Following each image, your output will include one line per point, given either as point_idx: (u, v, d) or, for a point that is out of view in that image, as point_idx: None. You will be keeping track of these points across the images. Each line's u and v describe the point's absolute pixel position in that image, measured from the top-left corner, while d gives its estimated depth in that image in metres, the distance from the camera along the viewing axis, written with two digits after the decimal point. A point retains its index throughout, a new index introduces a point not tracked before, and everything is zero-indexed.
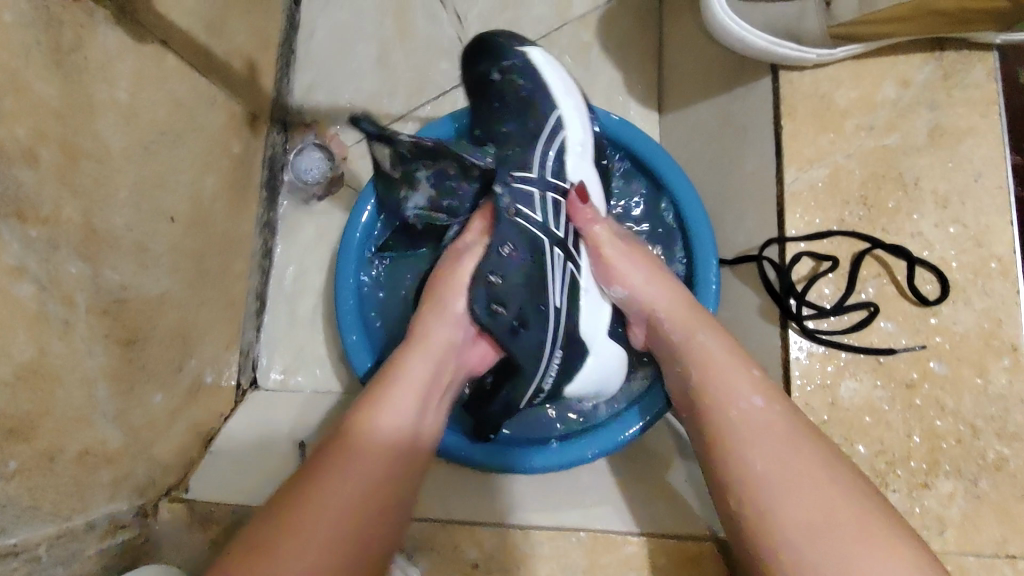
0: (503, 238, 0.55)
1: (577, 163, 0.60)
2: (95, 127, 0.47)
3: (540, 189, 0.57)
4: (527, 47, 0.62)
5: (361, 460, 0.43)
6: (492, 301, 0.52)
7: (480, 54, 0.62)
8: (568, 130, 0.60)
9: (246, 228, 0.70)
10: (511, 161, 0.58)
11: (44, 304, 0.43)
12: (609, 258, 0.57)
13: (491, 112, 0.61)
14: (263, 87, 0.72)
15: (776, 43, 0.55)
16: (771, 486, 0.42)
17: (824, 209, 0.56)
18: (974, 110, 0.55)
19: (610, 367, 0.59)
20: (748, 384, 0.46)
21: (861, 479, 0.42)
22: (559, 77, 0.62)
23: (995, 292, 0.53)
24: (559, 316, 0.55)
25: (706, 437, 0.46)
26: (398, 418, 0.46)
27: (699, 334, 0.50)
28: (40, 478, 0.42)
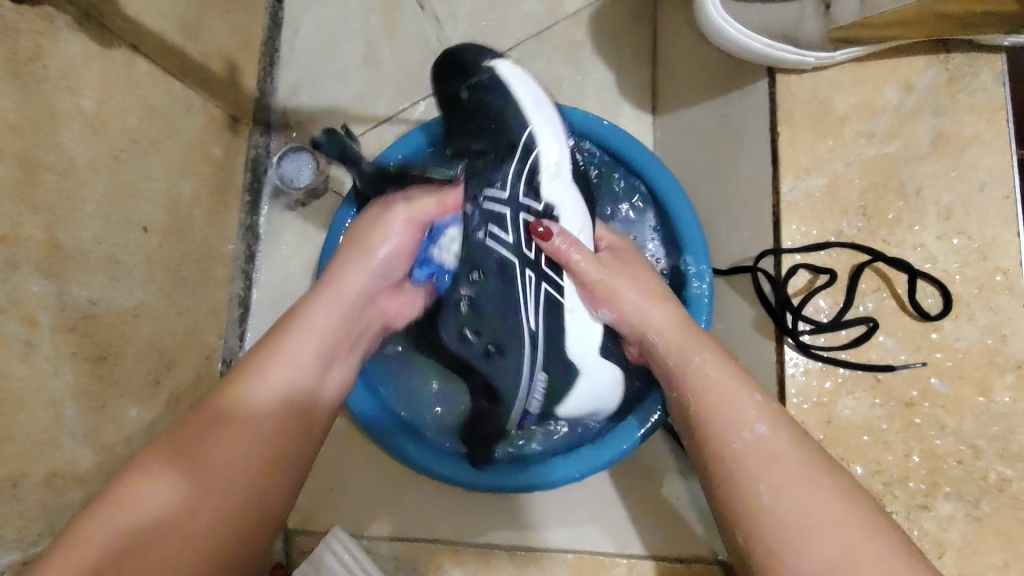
0: (475, 261, 0.54)
1: (554, 185, 0.55)
2: (58, 138, 0.45)
3: (512, 210, 0.54)
4: (495, 60, 0.57)
5: (236, 420, 0.42)
6: (464, 327, 0.55)
7: (444, 70, 0.57)
8: (541, 148, 0.55)
9: (227, 234, 0.68)
10: (483, 174, 0.55)
11: (4, 325, 0.41)
12: (594, 284, 0.53)
13: (465, 129, 0.57)
14: (244, 88, 0.70)
15: (774, 46, 0.53)
16: (787, 526, 0.39)
17: (821, 219, 0.53)
18: (980, 115, 0.53)
19: (605, 392, 0.55)
20: (752, 409, 0.44)
21: (880, 516, 0.40)
22: (529, 89, 0.56)
23: (999, 306, 0.51)
24: (536, 337, 0.52)
25: (712, 469, 0.44)
26: (291, 375, 0.44)
27: (696, 358, 0.48)
28: (2, 504, 0.41)
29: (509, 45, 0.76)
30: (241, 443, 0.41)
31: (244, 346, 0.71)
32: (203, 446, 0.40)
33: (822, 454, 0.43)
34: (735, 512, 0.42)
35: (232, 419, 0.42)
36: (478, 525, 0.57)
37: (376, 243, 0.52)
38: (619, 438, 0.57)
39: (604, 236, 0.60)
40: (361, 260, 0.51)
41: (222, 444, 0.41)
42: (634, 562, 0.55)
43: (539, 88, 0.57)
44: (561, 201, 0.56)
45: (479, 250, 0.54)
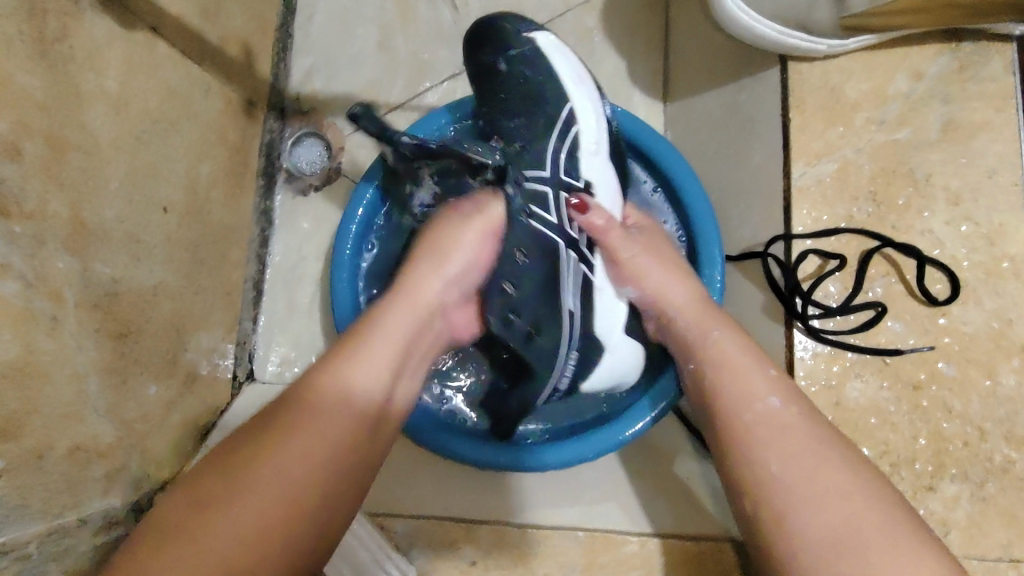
0: (516, 244, 0.53)
1: (591, 162, 0.59)
2: (82, 118, 0.46)
3: (552, 189, 0.57)
4: (533, 32, 0.60)
5: (322, 419, 0.39)
6: (507, 311, 0.53)
7: (479, 43, 0.60)
8: (581, 125, 0.59)
9: (242, 217, 0.69)
10: (523, 159, 0.57)
11: (31, 300, 0.42)
12: (623, 261, 0.56)
13: (497, 106, 0.60)
14: (260, 73, 0.70)
15: (786, 33, 0.53)
16: (789, 492, 0.40)
17: (831, 205, 0.54)
18: (990, 104, 0.54)
19: (628, 367, 0.58)
20: (764, 384, 0.45)
21: (886, 488, 0.41)
22: (568, 62, 0.60)
23: (1006, 291, 0.52)
24: (574, 319, 0.54)
25: (719, 441, 0.45)
26: (368, 378, 0.42)
27: (716, 332, 0.49)
28: (29, 476, 0.42)
29: None
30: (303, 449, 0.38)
31: (258, 327, 0.72)
32: (263, 457, 0.37)
33: (834, 431, 0.43)
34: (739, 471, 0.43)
35: (314, 415, 0.39)
36: (490, 504, 0.57)
37: (453, 245, 0.51)
38: (634, 418, 0.58)
39: (631, 215, 0.62)
40: (437, 262, 0.49)
41: (296, 443, 0.38)
42: (645, 540, 0.55)
43: (580, 63, 0.61)
44: (597, 177, 0.59)
45: (523, 236, 0.53)
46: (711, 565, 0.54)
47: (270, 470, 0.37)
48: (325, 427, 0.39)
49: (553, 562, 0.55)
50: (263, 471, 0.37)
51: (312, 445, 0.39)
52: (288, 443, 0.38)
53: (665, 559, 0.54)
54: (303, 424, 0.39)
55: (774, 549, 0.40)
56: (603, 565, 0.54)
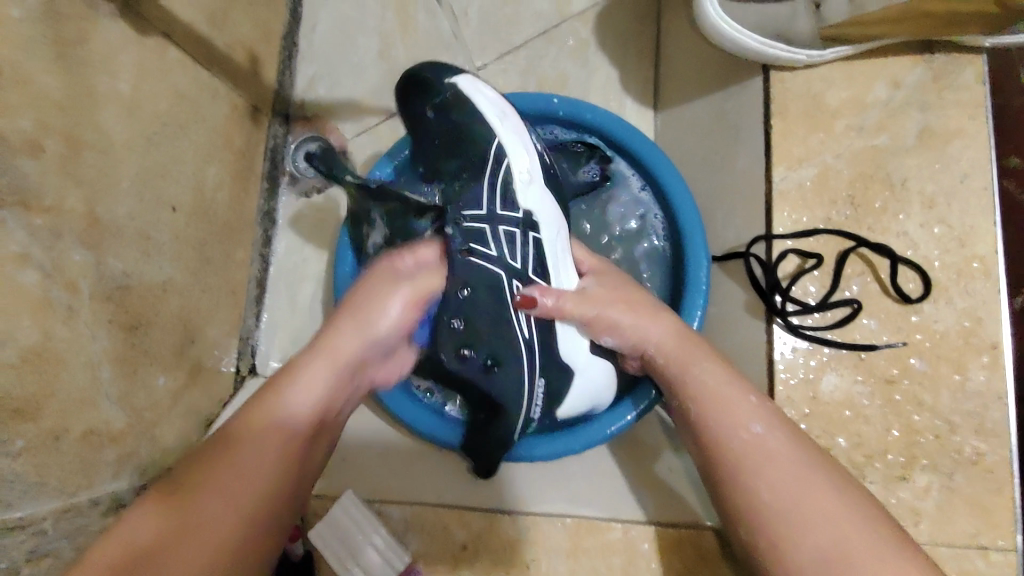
0: (460, 280, 0.53)
1: (528, 193, 0.57)
2: (98, 118, 0.49)
3: (491, 224, 0.55)
4: (456, 76, 0.56)
5: (266, 439, 0.44)
6: (459, 345, 0.53)
7: (409, 93, 0.56)
8: (513, 159, 0.56)
9: (247, 217, 0.72)
10: (461, 199, 0.55)
11: (48, 290, 0.44)
12: (591, 319, 0.55)
13: (437, 149, 0.57)
14: (266, 79, 0.73)
15: (767, 44, 0.56)
16: (782, 515, 0.44)
17: (810, 207, 0.57)
18: (963, 112, 0.56)
19: (601, 384, 0.60)
20: (749, 411, 0.48)
21: (866, 498, 0.44)
22: (490, 101, 0.56)
23: (977, 290, 0.54)
24: (531, 346, 0.54)
25: (710, 469, 0.48)
26: (303, 402, 0.47)
27: (695, 368, 0.51)
28: (46, 455, 0.45)
29: (518, 42, 0.79)
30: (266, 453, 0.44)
31: (261, 322, 0.75)
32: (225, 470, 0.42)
33: (816, 450, 0.46)
34: (736, 507, 0.46)
35: (263, 437, 0.44)
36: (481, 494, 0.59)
37: (378, 312, 0.52)
38: (613, 417, 0.61)
39: (586, 260, 0.62)
40: (363, 324, 0.51)
41: (251, 458, 0.43)
42: (630, 527, 0.55)
43: (502, 99, 0.58)
44: (538, 208, 0.57)
45: (471, 274, 0.53)
46: (689, 552, 0.54)
47: (236, 475, 0.43)
48: (275, 444, 0.45)
49: (539, 545, 0.56)
50: (221, 479, 0.42)
51: (272, 451, 0.44)
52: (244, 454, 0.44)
53: (648, 545, 0.54)
54: (252, 443, 0.44)
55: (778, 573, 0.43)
56: (587, 550, 0.55)
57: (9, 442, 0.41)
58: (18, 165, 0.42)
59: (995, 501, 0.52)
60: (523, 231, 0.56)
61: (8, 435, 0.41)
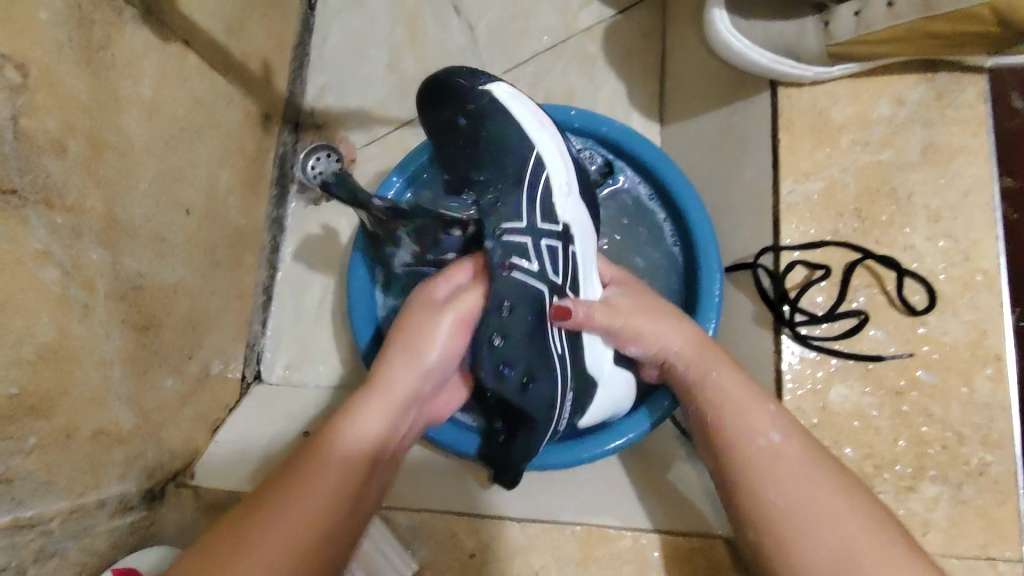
0: (501, 294, 0.52)
1: (568, 203, 0.58)
2: (120, 121, 0.49)
3: (532, 237, 0.55)
4: (489, 84, 0.58)
5: (335, 462, 0.46)
6: (498, 363, 0.51)
7: (440, 98, 0.57)
8: (551, 168, 0.57)
9: (258, 223, 0.72)
10: (499, 211, 0.55)
11: (67, 288, 0.45)
12: (619, 330, 0.55)
13: (461, 158, 0.58)
14: (278, 88, 0.74)
15: (776, 61, 0.57)
16: (796, 520, 0.44)
17: (818, 220, 0.58)
18: (966, 129, 0.58)
19: (618, 395, 0.62)
20: (765, 419, 0.48)
21: (883, 511, 0.44)
22: (530, 112, 0.58)
23: (981, 303, 0.55)
24: (563, 359, 0.55)
25: (724, 474, 0.49)
26: (367, 431, 0.48)
27: (712, 373, 0.52)
28: (55, 455, 0.45)
29: (526, 56, 0.81)
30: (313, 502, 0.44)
31: (266, 331, 0.75)
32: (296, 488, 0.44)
33: (832, 460, 0.46)
34: (745, 506, 0.46)
35: (332, 458, 0.46)
36: (488, 501, 0.58)
37: (427, 343, 0.51)
38: (621, 431, 0.62)
39: (606, 270, 0.62)
40: (411, 360, 0.51)
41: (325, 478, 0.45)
42: (640, 535, 0.54)
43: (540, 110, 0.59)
44: (576, 218, 0.58)
45: (507, 288, 0.52)
46: (703, 562, 0.52)
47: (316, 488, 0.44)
48: (341, 472, 0.46)
49: (548, 554, 0.54)
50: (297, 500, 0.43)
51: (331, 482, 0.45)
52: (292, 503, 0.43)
53: (661, 553, 0.53)
54: (319, 469, 0.45)
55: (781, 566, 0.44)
56: (599, 559, 0.53)
57: (20, 440, 0.42)
58: (43, 163, 0.43)
59: (1004, 512, 0.52)
60: (563, 243, 0.56)
61: (20, 430, 0.41)
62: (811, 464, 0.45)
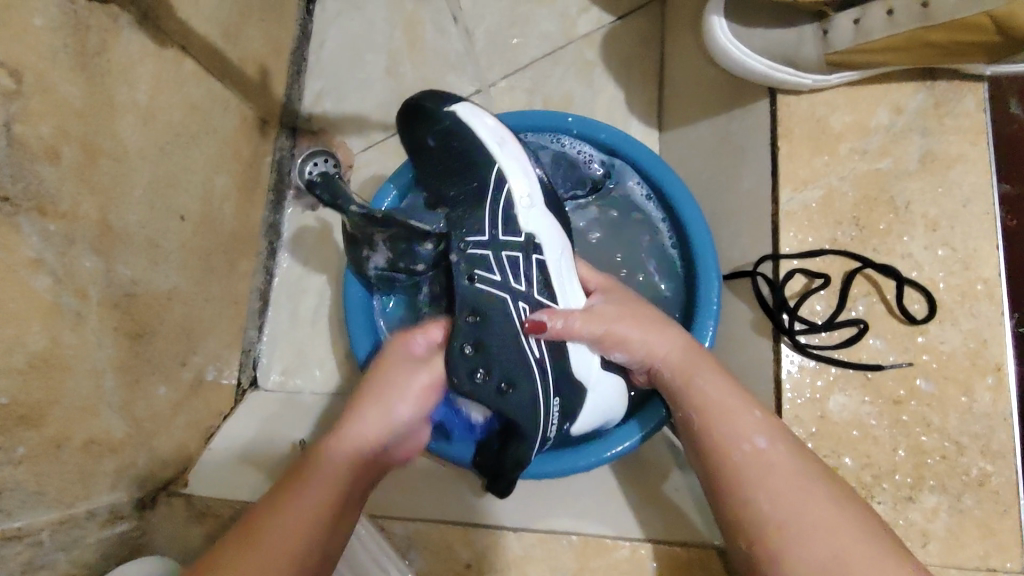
0: (471, 305, 0.53)
1: (530, 214, 0.57)
2: (114, 127, 0.49)
3: (494, 250, 0.56)
4: (454, 105, 0.58)
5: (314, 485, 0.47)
6: (476, 369, 0.52)
7: (410, 121, 0.59)
8: (512, 182, 0.57)
9: (254, 229, 0.71)
10: (463, 225, 0.56)
11: (59, 296, 0.44)
12: (602, 337, 0.55)
13: (432, 177, 0.59)
14: (275, 93, 0.74)
15: (774, 68, 0.58)
16: (785, 529, 0.43)
17: (816, 228, 0.58)
18: (964, 138, 0.57)
19: (611, 402, 0.61)
20: (749, 425, 0.48)
21: (871, 519, 0.43)
22: (490, 127, 0.58)
23: (981, 312, 0.55)
24: (544, 366, 0.54)
25: (711, 482, 0.48)
26: (345, 457, 0.49)
27: (696, 379, 0.51)
28: (46, 464, 0.44)
29: (524, 62, 0.81)
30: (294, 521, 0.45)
31: (262, 337, 0.75)
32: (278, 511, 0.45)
33: (819, 466, 0.46)
34: (738, 521, 0.45)
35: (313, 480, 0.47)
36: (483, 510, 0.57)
37: (406, 377, 0.53)
38: (617, 439, 0.61)
39: (590, 278, 0.61)
40: (387, 404, 0.52)
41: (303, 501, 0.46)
42: (637, 545, 0.53)
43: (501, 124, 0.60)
44: (541, 229, 0.57)
45: (473, 296, 0.54)
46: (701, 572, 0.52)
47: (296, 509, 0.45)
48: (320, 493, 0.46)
49: (544, 565, 0.54)
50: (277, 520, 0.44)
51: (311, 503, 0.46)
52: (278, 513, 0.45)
53: (658, 564, 0.52)
54: (300, 491, 0.46)
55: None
56: (595, 569, 0.53)
57: (10, 450, 0.41)
58: (36, 170, 0.42)
59: (1004, 523, 0.51)
60: (528, 252, 0.56)
61: (9, 441, 0.41)
62: (798, 471, 0.45)
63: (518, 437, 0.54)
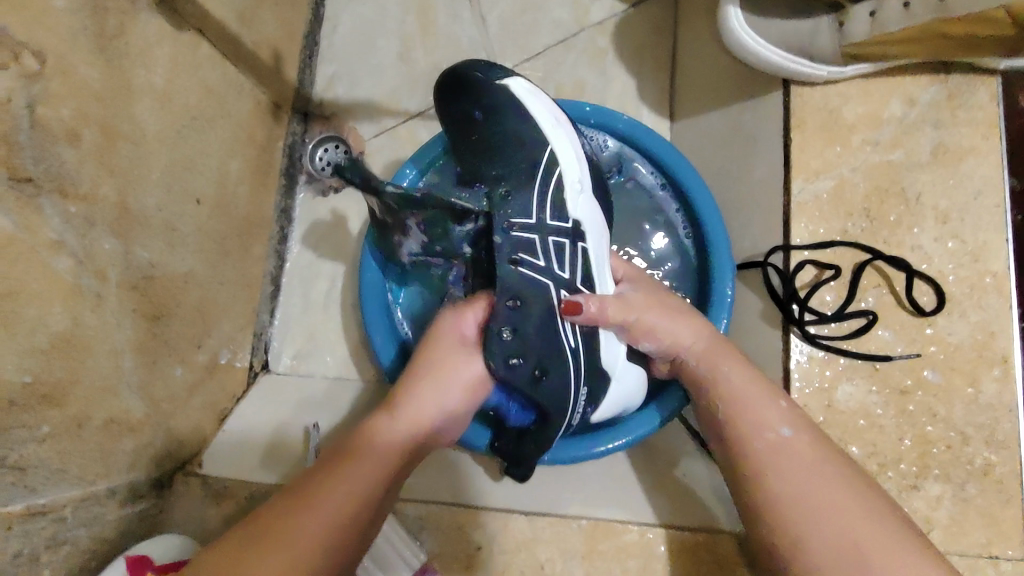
0: (512, 290, 0.53)
1: (579, 201, 0.58)
2: (133, 110, 0.49)
3: (541, 234, 0.56)
4: (505, 79, 0.59)
5: (364, 460, 0.47)
6: (509, 356, 0.53)
7: (455, 93, 0.58)
8: (564, 168, 0.58)
9: (267, 213, 0.72)
10: (509, 205, 0.56)
11: (79, 277, 0.45)
12: (631, 325, 0.55)
13: (477, 153, 0.59)
14: (288, 77, 0.74)
15: (789, 59, 0.58)
16: (808, 516, 0.44)
17: (827, 219, 0.58)
18: (976, 131, 0.58)
19: (632, 390, 0.61)
20: (776, 415, 0.48)
21: (894, 510, 0.44)
22: (547, 108, 0.59)
23: (989, 304, 0.55)
24: (577, 354, 0.55)
25: (736, 466, 0.48)
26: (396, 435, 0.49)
27: (722, 368, 0.52)
28: (68, 443, 0.45)
29: (537, 49, 0.80)
30: (345, 493, 0.45)
31: (274, 321, 0.75)
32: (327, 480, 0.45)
33: (842, 455, 0.47)
34: (761, 507, 0.46)
35: (364, 454, 0.47)
36: (496, 494, 0.58)
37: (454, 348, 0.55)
38: (635, 426, 0.62)
39: (620, 267, 0.62)
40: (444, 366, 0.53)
41: (354, 473, 0.46)
42: (646, 529, 0.54)
43: (555, 108, 0.60)
44: (586, 216, 0.58)
45: (516, 281, 0.53)
46: (708, 557, 0.53)
47: (343, 484, 0.45)
48: (372, 467, 0.47)
49: (555, 547, 0.55)
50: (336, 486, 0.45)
51: (365, 477, 0.46)
52: (322, 504, 0.44)
53: (666, 547, 0.53)
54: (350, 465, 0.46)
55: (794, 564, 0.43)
56: (604, 552, 0.54)
57: (35, 428, 0.42)
58: (57, 152, 0.42)
59: (1007, 512, 0.52)
60: (573, 240, 0.57)
61: (33, 419, 0.42)
62: (822, 459, 0.46)
63: (545, 424, 0.55)
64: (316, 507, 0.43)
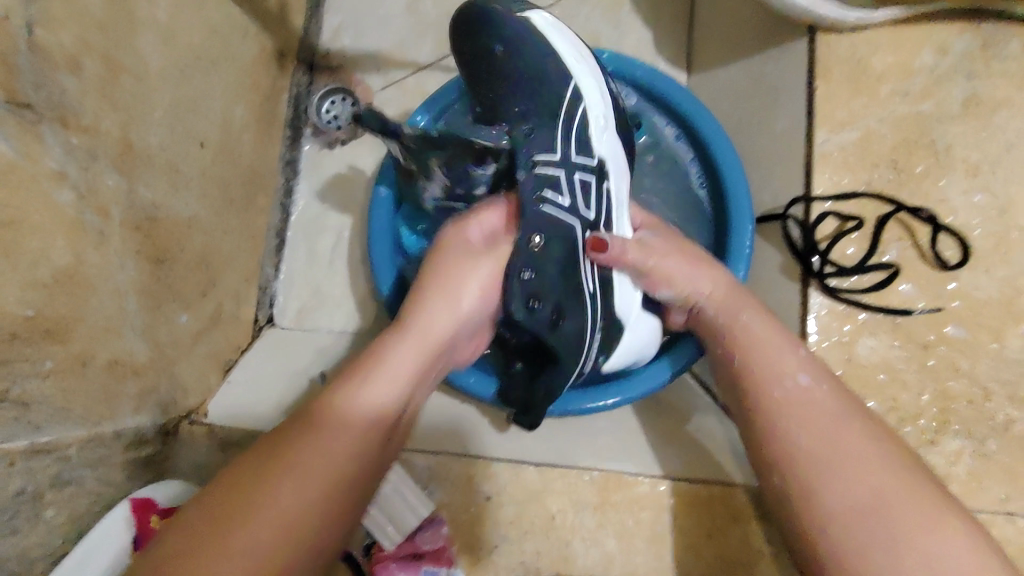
0: (534, 227, 0.51)
1: (602, 136, 0.57)
2: (136, 43, 0.47)
3: (565, 171, 0.54)
4: (528, 11, 0.57)
5: (344, 423, 0.41)
6: (530, 298, 0.49)
7: (468, 32, 0.55)
8: (588, 99, 0.56)
9: (271, 163, 0.70)
10: (532, 141, 0.54)
11: (82, 212, 0.43)
12: (648, 270, 0.55)
13: (498, 91, 0.55)
14: (293, 24, 0.72)
15: (817, 3, 0.54)
16: (822, 465, 0.42)
17: (853, 168, 0.56)
18: (1012, 83, 0.56)
19: (645, 340, 0.60)
20: (793, 361, 0.47)
21: (917, 463, 0.42)
22: (567, 43, 0.57)
23: (1017, 259, 0.54)
24: (591, 296, 0.54)
25: (750, 416, 0.47)
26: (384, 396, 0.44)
27: (742, 316, 0.51)
28: (72, 381, 0.44)
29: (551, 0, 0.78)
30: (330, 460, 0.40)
31: (279, 275, 0.74)
32: (309, 444, 0.40)
33: (860, 405, 0.45)
34: (773, 457, 0.45)
35: (342, 416, 0.42)
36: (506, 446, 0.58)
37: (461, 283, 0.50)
38: (645, 378, 0.61)
39: (637, 215, 0.61)
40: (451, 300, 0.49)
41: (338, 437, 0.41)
42: (657, 481, 0.53)
43: (576, 42, 0.58)
44: (609, 153, 0.57)
45: (542, 220, 0.51)
46: (721, 511, 0.52)
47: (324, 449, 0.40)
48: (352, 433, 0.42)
49: (566, 499, 0.54)
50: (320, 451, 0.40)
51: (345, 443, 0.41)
52: (309, 472, 0.39)
53: (677, 499, 0.53)
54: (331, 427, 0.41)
55: (802, 513, 0.42)
56: (615, 504, 0.53)
57: (37, 363, 0.41)
58: (59, 81, 0.41)
59: None
60: (597, 178, 0.56)
61: (37, 353, 0.41)
62: (838, 408, 0.44)
63: (553, 365, 0.53)
64: (300, 472, 0.39)
